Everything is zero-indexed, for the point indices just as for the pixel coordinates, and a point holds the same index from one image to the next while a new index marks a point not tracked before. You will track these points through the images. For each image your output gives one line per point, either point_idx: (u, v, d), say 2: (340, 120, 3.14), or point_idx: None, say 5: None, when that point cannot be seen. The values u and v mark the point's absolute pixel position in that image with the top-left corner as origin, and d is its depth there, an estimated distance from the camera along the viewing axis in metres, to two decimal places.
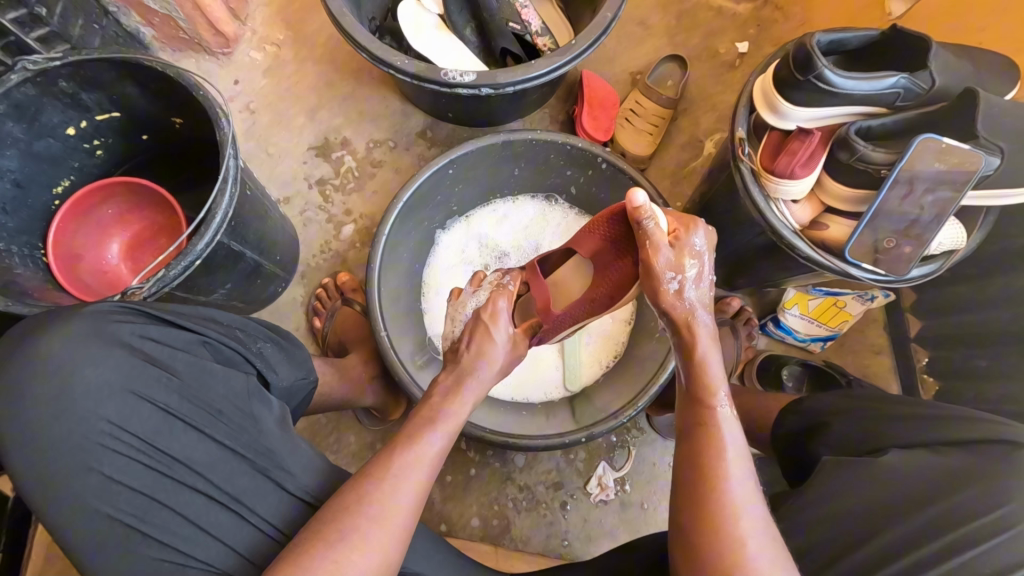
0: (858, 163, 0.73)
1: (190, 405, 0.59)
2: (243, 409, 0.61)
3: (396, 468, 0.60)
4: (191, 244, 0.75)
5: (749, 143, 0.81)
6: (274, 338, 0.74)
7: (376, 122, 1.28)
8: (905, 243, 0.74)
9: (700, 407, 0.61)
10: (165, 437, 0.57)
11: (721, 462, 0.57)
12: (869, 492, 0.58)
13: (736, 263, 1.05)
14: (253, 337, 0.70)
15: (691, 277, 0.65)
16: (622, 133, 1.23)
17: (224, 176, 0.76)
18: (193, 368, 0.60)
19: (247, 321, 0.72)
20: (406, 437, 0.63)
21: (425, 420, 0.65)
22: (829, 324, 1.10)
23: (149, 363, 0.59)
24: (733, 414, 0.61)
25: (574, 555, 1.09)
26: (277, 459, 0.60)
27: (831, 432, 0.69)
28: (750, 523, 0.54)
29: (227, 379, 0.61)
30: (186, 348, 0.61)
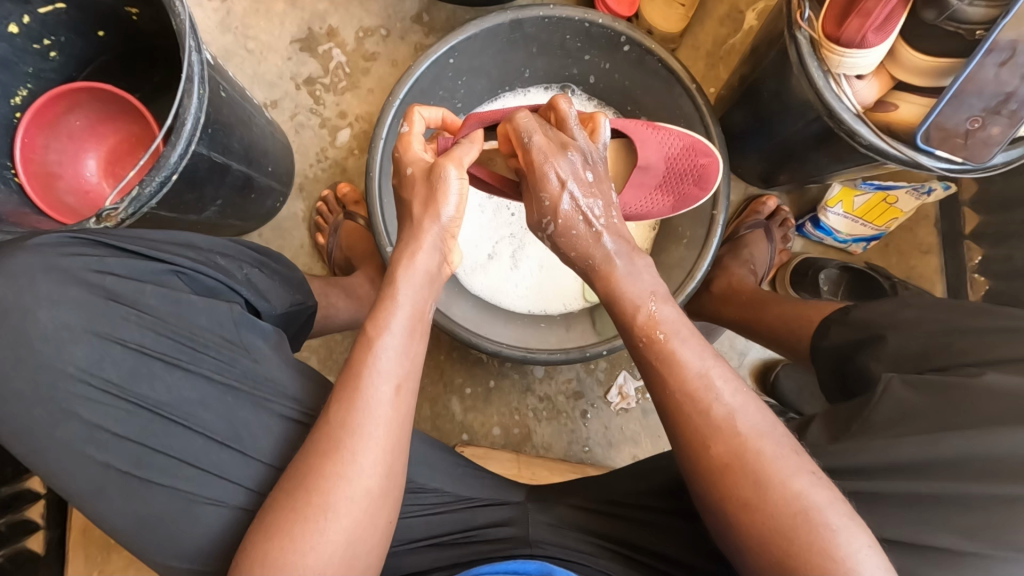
0: (947, 24, 0.60)
1: (170, 343, 0.55)
2: (233, 340, 0.57)
3: (369, 361, 0.55)
4: (163, 156, 0.66)
5: (810, 6, 0.66)
6: (262, 262, 0.69)
7: (365, 6, 1.12)
8: (992, 123, 0.61)
9: (642, 337, 0.57)
10: (147, 379, 0.54)
11: (683, 385, 0.53)
12: (944, 408, 0.53)
13: (780, 155, 0.93)
14: (238, 262, 0.65)
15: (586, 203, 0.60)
16: (650, 7, 1.05)
17: (190, 75, 0.65)
18: (165, 301, 0.56)
19: (231, 244, 0.66)
20: (366, 328, 0.57)
21: (383, 305, 0.58)
22: (876, 222, 1.01)
23: (115, 301, 0.54)
24: (675, 333, 0.56)
25: (595, 460, 1.10)
26: (275, 389, 0.57)
27: (884, 345, 0.64)
28: (729, 446, 0.50)
29: (209, 310, 0.57)
30: (158, 280, 0.57)
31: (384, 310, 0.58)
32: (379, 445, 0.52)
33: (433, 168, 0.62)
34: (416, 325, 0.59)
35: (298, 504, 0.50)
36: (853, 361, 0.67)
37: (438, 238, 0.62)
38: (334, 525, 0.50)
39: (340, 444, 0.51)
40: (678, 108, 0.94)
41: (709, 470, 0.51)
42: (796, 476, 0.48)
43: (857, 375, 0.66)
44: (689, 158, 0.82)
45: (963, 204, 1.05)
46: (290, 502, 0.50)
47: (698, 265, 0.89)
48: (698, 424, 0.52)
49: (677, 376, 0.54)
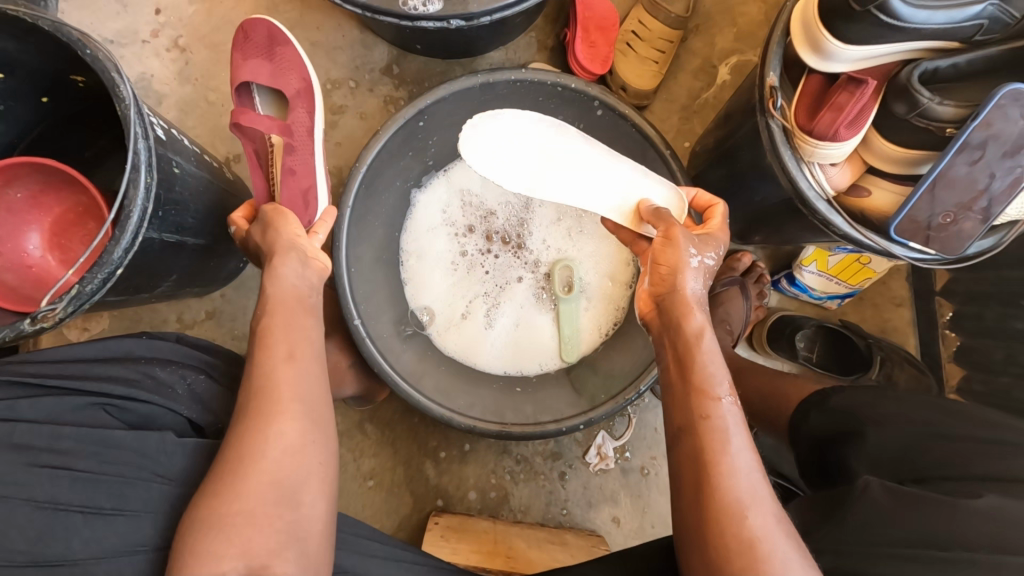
0: (917, 120, 0.59)
1: (89, 490, 0.53)
2: (165, 473, 0.55)
3: (279, 329, 0.62)
4: (106, 252, 0.61)
5: (782, 93, 0.66)
6: (210, 365, 0.68)
7: (333, 57, 1.09)
8: (963, 218, 0.61)
9: (684, 395, 0.59)
10: (62, 537, 0.51)
11: (722, 452, 0.55)
12: (922, 525, 0.51)
13: (754, 218, 0.92)
14: (179, 371, 0.64)
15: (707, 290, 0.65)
16: (623, 64, 1.04)
17: (135, 163, 0.61)
18: (83, 442, 0.54)
19: (174, 352, 0.67)
20: (260, 313, 0.63)
21: (258, 342, 0.62)
22: (850, 281, 1.00)
23: (28, 457, 0.53)
24: (731, 413, 0.57)
25: (574, 523, 1.07)
26: None
27: (865, 440, 0.62)
28: (762, 520, 0.51)
29: (139, 439, 0.55)
30: (85, 418, 0.56)
31: (280, 297, 0.64)
32: (280, 464, 0.55)
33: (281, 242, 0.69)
34: (302, 346, 0.62)
35: (239, 451, 0.54)
36: (833, 450, 0.66)
37: (300, 269, 0.67)
38: (281, 456, 0.55)
39: (239, 472, 0.53)
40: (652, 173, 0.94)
41: (733, 543, 0.51)
42: (789, 562, 0.50)
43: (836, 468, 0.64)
44: None
45: None
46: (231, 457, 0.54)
47: None
48: (736, 492, 0.53)
49: (723, 445, 0.55)
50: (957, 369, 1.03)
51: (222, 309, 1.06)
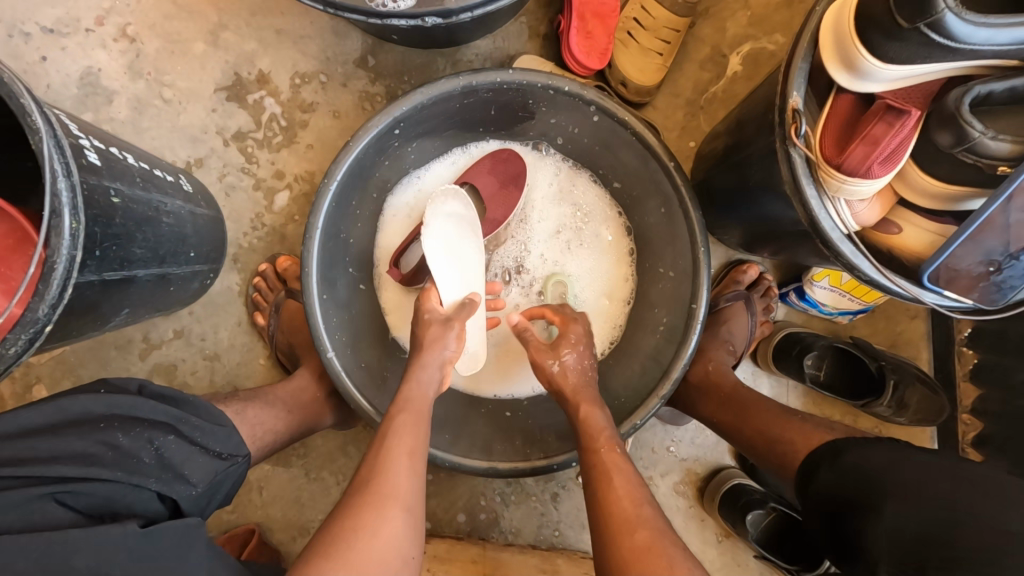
0: (964, 155, 0.50)
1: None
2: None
3: (409, 432, 0.67)
4: (28, 310, 0.53)
5: (806, 116, 0.57)
6: (179, 419, 0.61)
7: (300, 48, 0.98)
8: (1008, 266, 0.54)
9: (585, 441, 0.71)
10: None
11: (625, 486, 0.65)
12: None
13: (765, 236, 0.84)
14: (143, 436, 0.59)
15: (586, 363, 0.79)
16: (623, 56, 0.93)
17: (55, 207, 0.52)
18: (24, 549, 0.48)
19: (137, 409, 0.60)
20: (393, 410, 0.69)
21: (390, 419, 0.68)
22: (864, 298, 0.93)
23: None
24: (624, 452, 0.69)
25: (567, 544, 1.04)
26: None
27: (882, 516, 0.58)
28: (650, 531, 0.60)
29: (94, 540, 0.49)
30: (32, 515, 0.50)
31: (413, 400, 0.70)
32: (381, 544, 0.58)
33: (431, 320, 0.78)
34: (419, 422, 0.69)
35: (358, 525, 0.58)
36: (848, 521, 0.62)
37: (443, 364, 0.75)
38: (386, 544, 0.59)
39: (337, 551, 0.56)
40: (654, 186, 0.85)
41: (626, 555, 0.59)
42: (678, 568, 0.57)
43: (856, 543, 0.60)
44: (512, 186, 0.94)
45: None
46: (343, 543, 0.57)
47: (674, 365, 0.81)
48: (629, 512, 0.62)
49: (618, 478, 0.66)
50: (971, 388, 0.98)
51: (191, 328, 0.99)
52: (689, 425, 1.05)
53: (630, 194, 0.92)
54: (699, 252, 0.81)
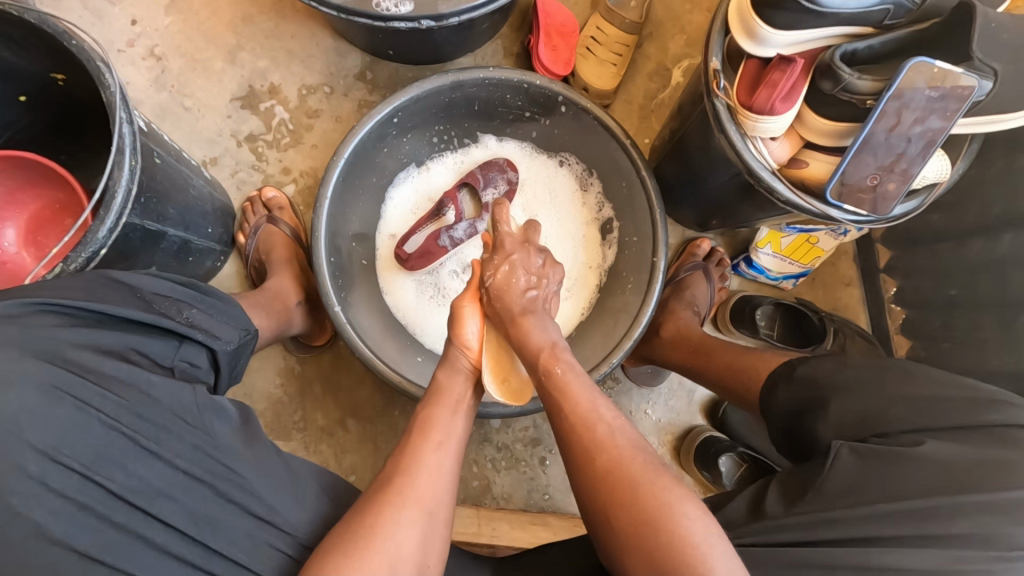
0: (841, 94, 0.67)
1: (142, 421, 0.54)
2: (193, 424, 0.56)
3: (440, 418, 0.69)
4: (90, 232, 0.63)
5: (725, 76, 0.73)
6: (197, 299, 0.70)
7: (307, 64, 1.13)
8: (888, 180, 0.67)
9: (543, 374, 0.69)
10: (116, 464, 0.52)
11: (577, 410, 0.64)
12: (889, 478, 0.56)
13: (712, 203, 0.99)
14: (175, 303, 0.66)
15: (534, 280, 0.79)
16: (584, 66, 1.12)
17: (120, 147, 0.64)
18: (127, 375, 0.55)
19: (160, 280, 0.68)
20: (426, 400, 0.72)
21: (427, 407, 0.71)
22: (802, 261, 1.08)
23: (78, 377, 0.52)
24: (569, 367, 0.69)
25: (556, 508, 1.09)
26: (244, 479, 0.57)
27: (833, 407, 0.67)
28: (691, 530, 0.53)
29: (172, 391, 0.57)
30: (119, 353, 0.57)
31: (447, 390, 0.73)
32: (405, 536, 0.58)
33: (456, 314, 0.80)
34: (454, 405, 0.72)
35: (378, 518, 0.58)
36: (801, 422, 0.70)
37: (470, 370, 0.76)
38: (405, 540, 0.57)
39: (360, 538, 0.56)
40: (614, 164, 1.00)
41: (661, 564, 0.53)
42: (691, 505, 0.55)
43: (808, 438, 0.69)
44: (495, 180, 1.08)
45: (876, 242, 1.15)
46: (367, 527, 0.57)
47: (642, 310, 0.93)
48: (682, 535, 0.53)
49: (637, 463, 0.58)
50: (903, 340, 1.10)
51: None
52: (663, 387, 1.14)
53: (597, 175, 1.07)
54: (656, 215, 0.95)
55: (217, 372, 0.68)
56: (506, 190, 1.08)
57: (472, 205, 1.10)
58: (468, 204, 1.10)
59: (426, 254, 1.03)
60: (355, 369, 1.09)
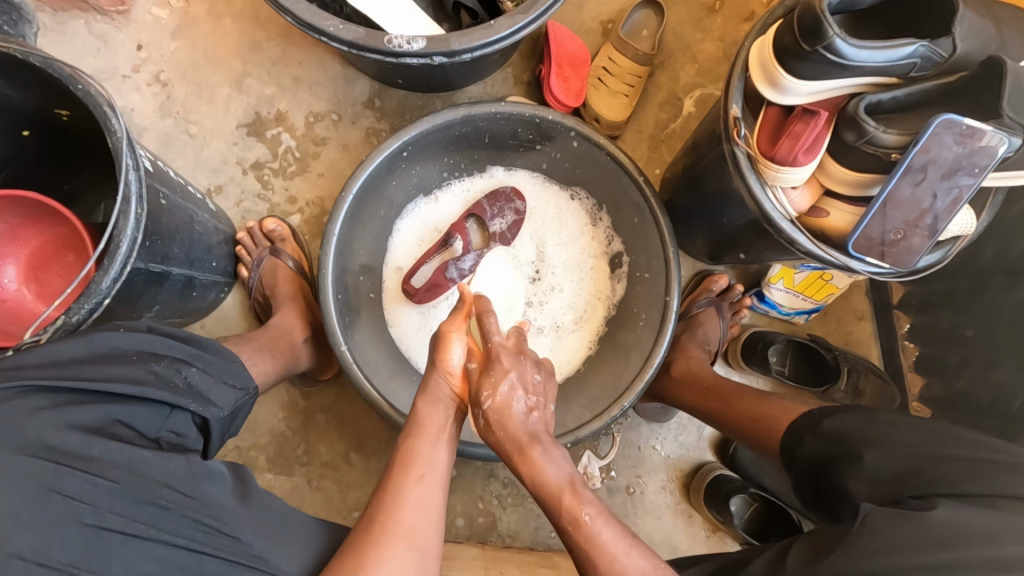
0: (866, 146, 0.65)
1: (131, 503, 0.52)
2: (189, 494, 0.55)
3: (423, 450, 0.66)
4: (94, 282, 0.62)
5: (744, 123, 0.72)
6: (193, 356, 0.69)
7: (315, 91, 1.12)
8: (912, 234, 0.66)
9: (569, 526, 0.63)
10: (103, 558, 0.49)
11: (601, 537, 0.62)
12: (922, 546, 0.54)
13: (726, 241, 0.97)
14: (173, 365, 0.66)
15: (532, 403, 0.71)
16: (595, 97, 1.10)
17: (126, 194, 0.62)
18: (114, 453, 0.53)
19: (158, 339, 0.67)
20: (403, 436, 0.68)
21: (411, 438, 0.68)
22: (815, 297, 1.06)
23: (60, 463, 0.50)
24: (599, 514, 0.63)
25: (563, 545, 1.07)
26: (250, 549, 0.55)
27: (860, 465, 0.65)
28: None
29: (164, 464, 0.55)
30: (106, 431, 0.55)
31: (427, 420, 0.70)
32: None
33: (439, 338, 0.75)
34: (439, 437, 0.69)
35: (360, 562, 0.55)
36: (829, 474, 0.68)
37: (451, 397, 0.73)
38: None
39: None
40: (626, 199, 0.99)
41: None
42: None
43: (834, 493, 0.67)
44: (503, 212, 1.07)
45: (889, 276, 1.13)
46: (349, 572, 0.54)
47: (654, 351, 0.91)
48: None
49: None
50: (917, 377, 1.08)
51: None
52: (672, 422, 1.12)
53: (607, 211, 1.06)
54: (670, 254, 0.93)
55: (209, 435, 0.68)
56: (513, 220, 1.07)
57: (479, 235, 1.09)
58: (475, 235, 1.09)
59: (433, 288, 1.02)
60: (360, 402, 1.07)
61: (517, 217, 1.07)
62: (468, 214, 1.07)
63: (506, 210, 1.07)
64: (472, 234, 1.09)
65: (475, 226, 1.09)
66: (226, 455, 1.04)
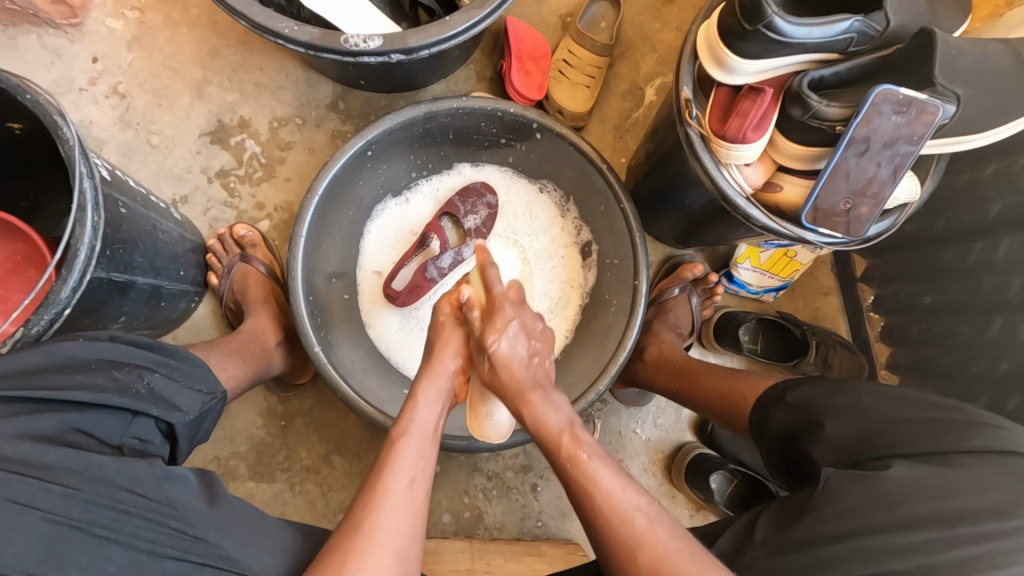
0: (811, 121, 0.67)
1: (91, 507, 0.52)
2: (150, 498, 0.54)
3: (408, 454, 0.65)
4: (53, 292, 0.62)
5: (696, 104, 0.74)
6: (158, 363, 0.68)
7: (277, 96, 1.11)
8: (861, 203, 0.68)
9: (565, 464, 0.63)
10: (62, 561, 0.50)
11: (605, 503, 0.59)
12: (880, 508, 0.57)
13: (691, 223, 0.99)
14: (135, 372, 0.65)
15: (536, 349, 0.72)
16: (557, 89, 1.12)
17: (81, 202, 0.62)
18: (71, 461, 0.53)
19: (121, 347, 0.66)
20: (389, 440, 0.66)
21: (395, 441, 0.66)
22: (781, 274, 1.09)
23: (18, 471, 0.51)
24: (596, 453, 0.63)
25: (550, 534, 1.08)
26: (215, 549, 0.55)
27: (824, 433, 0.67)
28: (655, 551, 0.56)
29: (124, 468, 0.54)
30: (61, 439, 0.55)
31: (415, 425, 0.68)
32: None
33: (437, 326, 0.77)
34: (429, 441, 0.67)
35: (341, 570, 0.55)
36: (793, 444, 0.70)
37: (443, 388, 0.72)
38: None
39: None
40: (592, 188, 1.00)
41: None
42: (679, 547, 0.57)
43: (801, 459, 0.69)
44: (477, 207, 1.07)
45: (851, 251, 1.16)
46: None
47: (627, 335, 0.93)
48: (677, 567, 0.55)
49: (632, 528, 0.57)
50: (883, 347, 1.12)
51: None
52: (651, 405, 1.14)
53: (574, 202, 1.07)
54: (637, 239, 0.95)
55: (176, 441, 0.67)
56: (486, 214, 1.07)
57: (456, 233, 1.09)
58: (451, 233, 1.09)
59: (415, 289, 1.01)
60: (339, 404, 1.07)
61: (490, 212, 1.07)
62: (444, 211, 1.07)
63: (479, 205, 1.07)
64: (449, 232, 1.09)
65: (452, 224, 1.09)
66: (205, 466, 1.03)
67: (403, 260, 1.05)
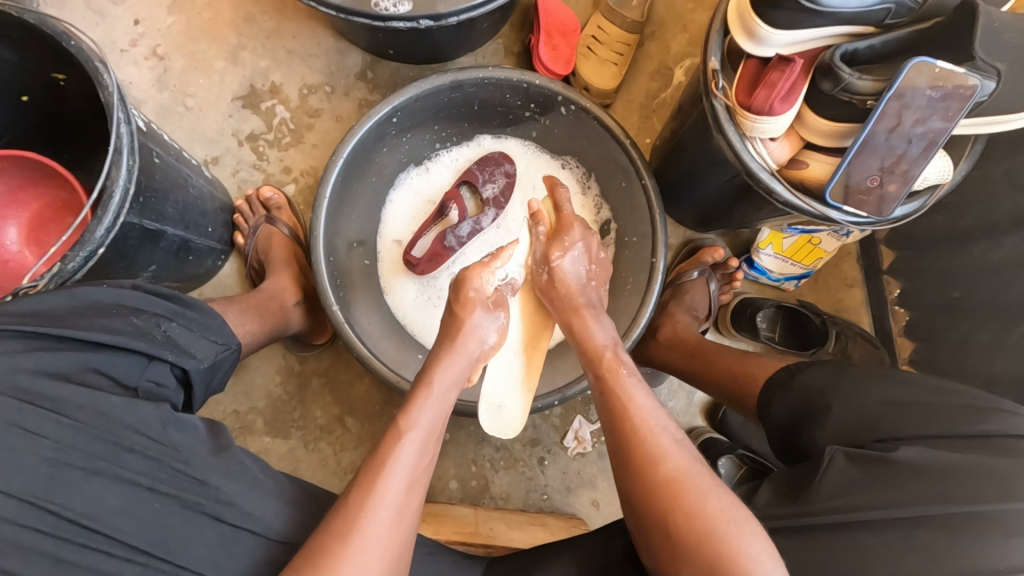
0: (841, 94, 0.66)
1: (98, 441, 0.54)
2: (155, 439, 0.56)
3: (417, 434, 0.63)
4: (89, 232, 0.65)
5: (723, 76, 0.73)
6: (174, 314, 0.70)
7: (308, 64, 1.13)
8: (889, 181, 0.67)
9: (606, 377, 0.70)
10: (64, 490, 0.52)
11: (639, 419, 0.63)
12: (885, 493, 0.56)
13: (713, 204, 0.98)
14: (152, 320, 0.67)
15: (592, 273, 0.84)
16: (585, 65, 1.11)
17: (118, 146, 0.65)
18: (83, 397, 0.55)
19: (137, 295, 0.68)
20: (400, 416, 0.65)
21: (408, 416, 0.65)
22: (803, 262, 1.07)
23: (30, 403, 0.53)
24: (634, 374, 0.70)
25: (554, 508, 1.09)
26: (212, 491, 0.57)
27: (832, 411, 0.66)
28: (677, 466, 0.58)
29: (131, 409, 0.56)
30: (76, 376, 0.57)
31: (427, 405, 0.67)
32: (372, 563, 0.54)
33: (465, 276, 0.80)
34: (439, 423, 0.66)
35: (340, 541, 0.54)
36: (803, 423, 0.69)
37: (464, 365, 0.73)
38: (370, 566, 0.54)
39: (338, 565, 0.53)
40: (614, 164, 1.00)
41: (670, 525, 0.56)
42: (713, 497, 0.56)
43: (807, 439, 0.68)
44: (496, 179, 1.07)
45: (879, 242, 1.13)
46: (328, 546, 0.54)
47: (641, 311, 0.92)
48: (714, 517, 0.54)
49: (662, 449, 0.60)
50: (906, 342, 1.09)
51: None
52: (663, 388, 1.13)
53: (596, 179, 1.07)
54: (656, 217, 0.94)
55: (189, 388, 0.69)
56: (505, 185, 1.08)
57: (474, 203, 1.10)
58: (470, 203, 1.10)
59: (434, 255, 1.03)
60: (354, 367, 1.09)
61: (510, 185, 1.08)
62: (463, 181, 1.08)
63: (499, 177, 1.07)
64: (468, 202, 1.10)
65: (470, 195, 1.10)
66: (224, 419, 1.06)
67: (423, 228, 1.06)
